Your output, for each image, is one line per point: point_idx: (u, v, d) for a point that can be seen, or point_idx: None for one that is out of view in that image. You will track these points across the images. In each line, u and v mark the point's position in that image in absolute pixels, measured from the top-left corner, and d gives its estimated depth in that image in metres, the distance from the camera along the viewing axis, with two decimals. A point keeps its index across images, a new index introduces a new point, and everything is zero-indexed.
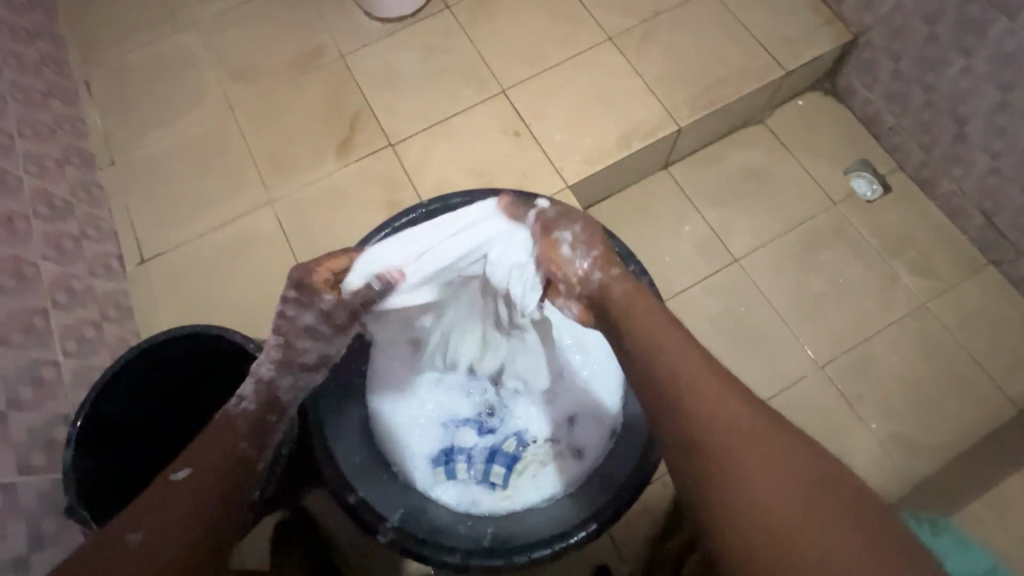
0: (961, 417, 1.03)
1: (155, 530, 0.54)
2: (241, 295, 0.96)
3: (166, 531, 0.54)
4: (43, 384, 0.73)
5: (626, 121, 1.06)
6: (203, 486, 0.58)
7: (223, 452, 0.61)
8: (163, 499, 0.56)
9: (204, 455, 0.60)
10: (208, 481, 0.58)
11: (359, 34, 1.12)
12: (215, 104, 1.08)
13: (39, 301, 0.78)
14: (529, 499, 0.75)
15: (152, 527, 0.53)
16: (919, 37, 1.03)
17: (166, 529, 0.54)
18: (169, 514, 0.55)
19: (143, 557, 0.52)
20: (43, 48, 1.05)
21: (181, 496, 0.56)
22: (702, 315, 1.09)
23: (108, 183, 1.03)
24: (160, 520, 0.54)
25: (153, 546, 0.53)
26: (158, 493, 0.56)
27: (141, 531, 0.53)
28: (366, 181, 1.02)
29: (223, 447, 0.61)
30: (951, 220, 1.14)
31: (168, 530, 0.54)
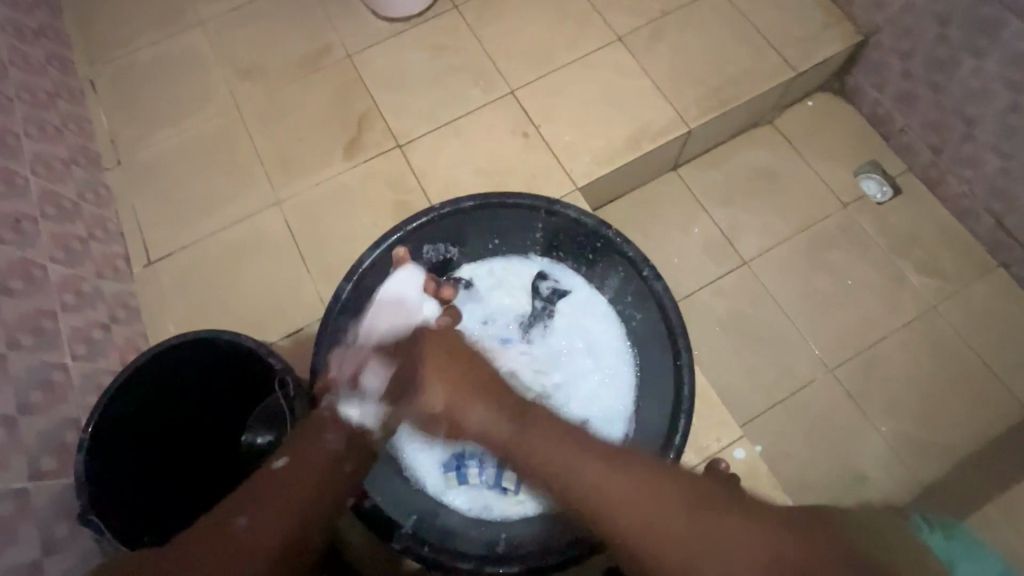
0: (969, 419, 1.03)
1: (257, 516, 0.52)
2: (249, 297, 0.95)
3: (267, 521, 0.52)
4: (52, 387, 0.72)
5: (635, 121, 1.05)
6: (306, 478, 0.57)
7: (321, 449, 0.60)
8: (264, 488, 0.55)
9: (304, 451, 0.59)
10: (308, 476, 0.57)
11: (367, 32, 1.11)
12: (222, 103, 1.07)
13: (48, 303, 0.77)
14: (541, 505, 0.74)
15: (257, 515, 0.52)
16: (930, 38, 1.02)
17: (269, 519, 0.53)
18: (270, 503, 0.54)
19: (247, 545, 0.51)
20: (48, 46, 1.04)
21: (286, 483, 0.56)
22: (711, 317, 1.09)
23: (115, 183, 1.02)
24: (263, 509, 0.53)
25: (257, 533, 0.51)
26: (266, 482, 0.55)
27: (244, 517, 0.52)
28: (374, 182, 1.01)
29: (322, 445, 0.61)
30: (960, 221, 1.13)
31: (270, 521, 0.52)
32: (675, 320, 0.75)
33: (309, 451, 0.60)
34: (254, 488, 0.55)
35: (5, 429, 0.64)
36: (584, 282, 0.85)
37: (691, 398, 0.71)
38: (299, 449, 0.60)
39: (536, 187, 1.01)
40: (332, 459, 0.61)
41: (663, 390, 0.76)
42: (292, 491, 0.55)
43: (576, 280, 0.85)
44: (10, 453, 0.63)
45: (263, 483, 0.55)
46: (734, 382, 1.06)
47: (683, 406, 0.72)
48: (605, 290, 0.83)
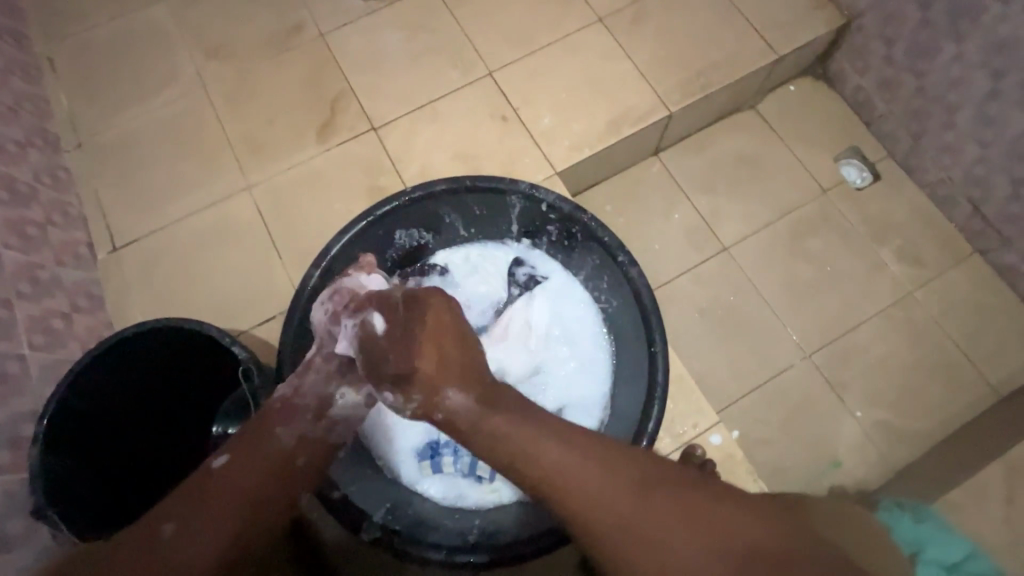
0: (942, 404, 1.04)
1: (187, 520, 0.49)
2: (218, 285, 0.93)
3: (199, 527, 0.49)
4: (7, 379, 0.70)
5: (616, 106, 1.03)
6: (247, 478, 0.53)
7: (269, 448, 0.56)
8: (196, 492, 0.51)
9: (248, 450, 0.55)
10: (248, 474, 0.54)
11: (340, 11, 1.07)
12: (188, 83, 1.03)
13: (1, 291, 0.74)
14: (516, 492, 0.73)
15: (185, 520, 0.49)
16: (913, 23, 1.02)
17: (201, 526, 0.49)
18: (202, 510, 0.50)
19: (175, 553, 0.47)
20: (1, 21, 0.99)
21: (225, 483, 0.52)
22: (691, 304, 1.08)
23: (75, 165, 0.98)
24: (195, 514, 0.49)
25: (186, 539, 0.48)
26: (202, 483, 0.52)
27: (172, 523, 0.48)
28: (348, 166, 0.98)
29: (267, 442, 0.57)
30: (938, 208, 1.14)
31: (203, 528, 0.49)
32: (650, 304, 0.74)
33: (255, 449, 0.56)
34: (187, 491, 0.51)
35: None
36: (561, 267, 0.82)
37: (665, 384, 0.71)
38: (242, 446, 0.56)
39: (515, 173, 0.99)
40: (283, 457, 0.57)
41: (638, 375, 0.76)
42: (227, 493, 0.51)
43: (553, 265, 0.83)
44: None
45: (196, 486, 0.52)
46: (713, 369, 1.06)
47: (657, 392, 0.72)
48: (581, 275, 0.82)
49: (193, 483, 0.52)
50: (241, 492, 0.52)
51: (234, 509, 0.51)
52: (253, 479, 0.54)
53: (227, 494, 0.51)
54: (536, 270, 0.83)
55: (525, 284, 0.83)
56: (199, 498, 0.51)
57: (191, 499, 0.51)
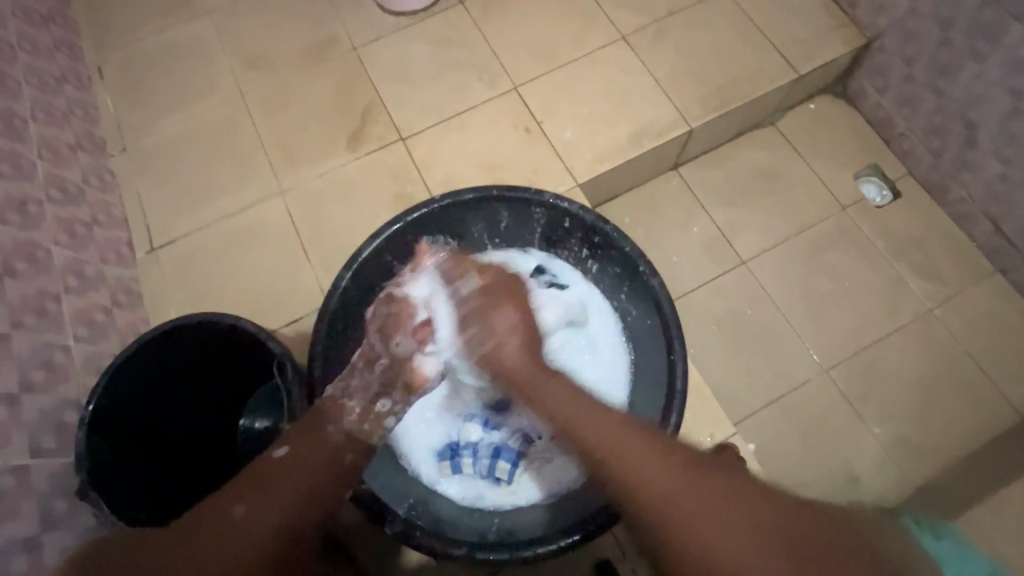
0: (963, 423, 1.03)
1: (253, 505, 0.55)
2: (251, 284, 0.96)
3: (264, 508, 0.55)
4: (54, 367, 0.73)
5: (637, 119, 1.06)
6: (304, 468, 0.59)
7: (321, 442, 0.62)
8: (261, 479, 0.58)
9: (304, 444, 0.61)
10: (299, 464, 0.59)
11: (372, 26, 1.12)
12: (228, 92, 1.08)
13: (50, 284, 0.78)
14: (534, 494, 0.76)
15: (253, 503, 0.55)
16: (933, 42, 1.03)
17: (265, 508, 0.55)
18: (267, 494, 0.56)
19: (244, 530, 0.53)
20: (56, 33, 1.05)
21: (281, 471, 0.59)
22: (709, 315, 1.09)
23: (120, 168, 1.03)
24: (258, 497, 0.56)
25: (253, 520, 0.54)
26: (264, 472, 0.58)
27: (242, 506, 0.55)
28: (377, 174, 1.02)
29: (317, 436, 0.62)
30: (958, 226, 1.14)
31: (264, 510, 0.55)
32: (671, 314, 0.74)
33: (308, 443, 0.61)
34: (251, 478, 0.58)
35: (7, 406, 0.65)
36: (582, 278, 0.86)
37: (684, 391, 0.71)
38: (300, 441, 0.62)
39: (537, 183, 1.01)
40: (332, 452, 0.62)
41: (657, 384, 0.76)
42: (289, 480, 0.58)
43: (573, 275, 0.86)
44: (10, 430, 0.64)
45: (257, 477, 0.58)
46: (730, 381, 1.06)
47: (676, 399, 0.71)
48: (602, 286, 0.85)
49: (257, 472, 0.58)
50: (298, 481, 0.58)
51: (292, 496, 0.57)
52: (308, 468, 0.60)
53: (287, 482, 0.58)
54: (557, 278, 0.87)
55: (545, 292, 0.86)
56: (263, 484, 0.57)
57: (256, 484, 0.57)
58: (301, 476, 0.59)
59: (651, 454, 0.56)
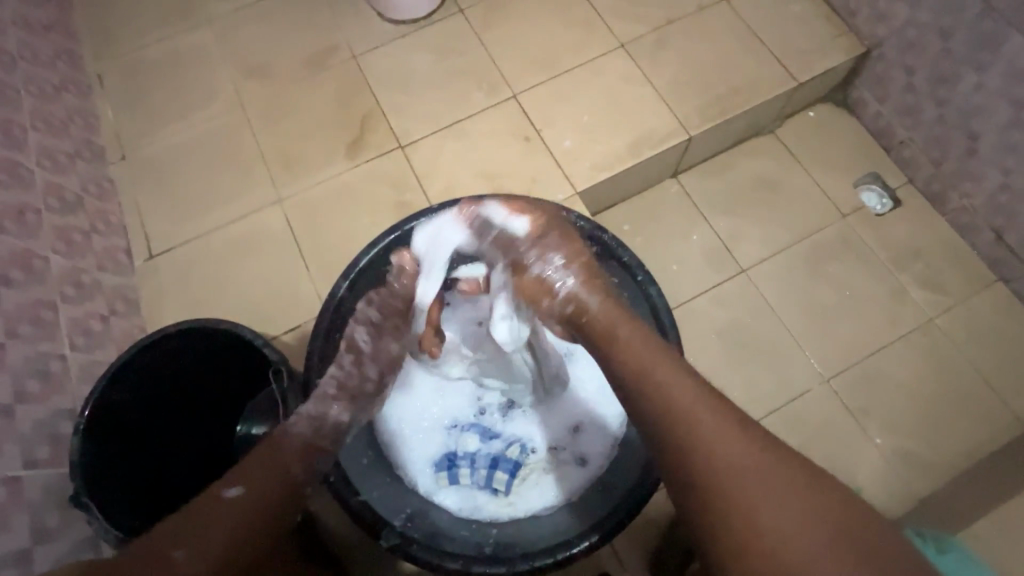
0: (966, 434, 1.03)
1: (195, 549, 0.51)
2: (249, 292, 0.96)
3: (208, 556, 0.51)
4: (49, 377, 0.73)
5: (636, 128, 1.06)
6: (255, 511, 0.55)
7: (279, 475, 0.59)
8: (206, 517, 0.53)
9: (254, 472, 0.58)
10: (253, 503, 0.56)
11: (373, 34, 1.12)
12: (227, 100, 1.08)
13: (45, 293, 0.78)
14: (531, 505, 0.75)
15: (198, 546, 0.51)
16: (933, 51, 1.03)
17: (214, 547, 0.52)
18: (209, 532, 0.52)
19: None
20: (57, 41, 1.05)
21: (230, 505, 0.54)
22: (708, 324, 1.09)
23: (119, 176, 1.03)
24: (205, 538, 0.52)
25: (200, 567, 0.50)
26: (208, 508, 0.54)
27: (185, 548, 0.51)
28: (376, 182, 1.02)
29: (278, 474, 0.59)
30: (960, 234, 1.13)
31: (213, 553, 0.52)
32: (670, 324, 0.75)
33: (263, 476, 0.58)
34: (192, 517, 0.53)
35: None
36: None
37: None
38: (248, 469, 0.58)
39: (537, 192, 1.01)
40: (289, 487, 0.59)
41: None
42: (236, 517, 0.54)
43: None
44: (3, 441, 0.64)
45: (204, 513, 0.53)
46: (731, 391, 1.05)
47: None
48: None
49: (202, 508, 0.53)
50: (249, 513, 0.55)
51: (241, 530, 0.54)
52: (256, 502, 0.56)
53: (239, 517, 0.54)
54: None
55: None
56: (206, 526, 0.52)
57: (198, 522, 0.53)
58: (252, 506, 0.55)
59: (729, 438, 0.52)
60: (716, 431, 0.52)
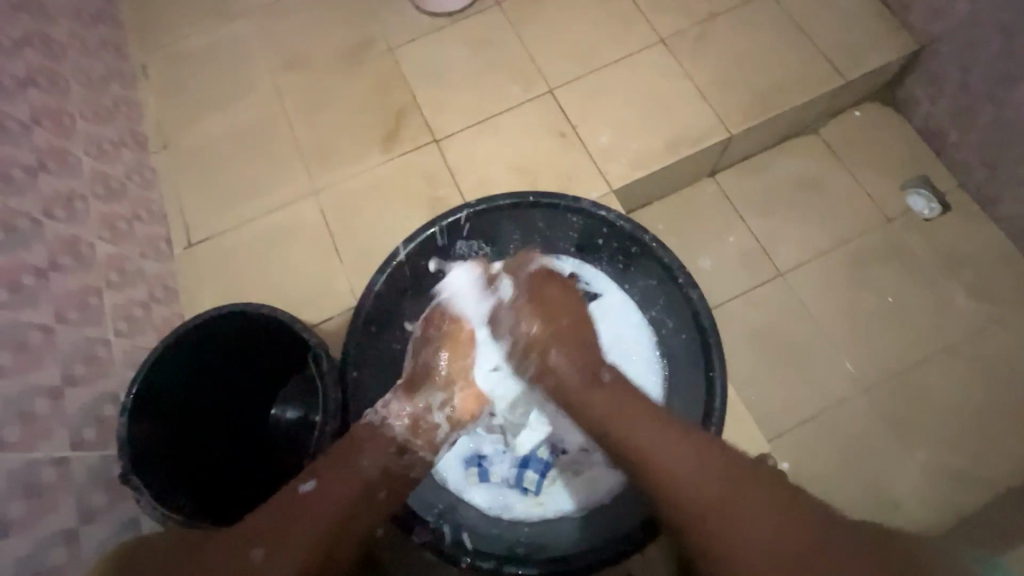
0: (1012, 451, 0.98)
1: (276, 547, 0.51)
2: (284, 282, 0.97)
3: (289, 554, 0.51)
4: (96, 362, 0.75)
5: (675, 126, 1.03)
6: (334, 507, 0.56)
7: (354, 476, 0.59)
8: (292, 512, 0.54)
9: (336, 476, 0.58)
10: (330, 499, 0.56)
11: (409, 26, 1.12)
12: (265, 91, 1.09)
13: (92, 280, 0.80)
14: (562, 506, 0.74)
15: (279, 544, 0.51)
16: (993, 50, 0.98)
17: (295, 548, 0.52)
18: (291, 532, 0.53)
19: (274, 575, 0.49)
20: (103, 31, 1.08)
21: (312, 509, 0.55)
22: (743, 328, 1.06)
23: (161, 165, 1.05)
24: (285, 539, 0.52)
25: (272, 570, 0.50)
26: (290, 507, 0.54)
27: (264, 548, 0.51)
28: (409, 175, 1.02)
29: (352, 475, 0.59)
30: (1013, 241, 1.08)
31: (289, 553, 0.51)
32: (708, 324, 0.74)
33: (339, 476, 0.58)
34: (276, 515, 0.54)
35: (50, 400, 0.66)
36: (617, 286, 0.82)
37: (722, 410, 0.70)
38: (331, 471, 0.59)
39: (571, 189, 1.00)
40: (364, 486, 0.59)
41: (691, 395, 0.75)
42: (323, 515, 0.55)
43: (608, 283, 0.82)
44: (52, 424, 0.65)
45: (286, 509, 0.54)
46: (764, 397, 1.03)
47: (713, 419, 0.72)
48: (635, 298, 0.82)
49: (283, 505, 0.54)
50: (331, 519, 0.55)
51: (320, 531, 0.54)
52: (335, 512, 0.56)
53: (318, 520, 0.54)
54: (591, 286, 0.83)
55: (578, 300, 0.83)
56: (285, 523, 0.53)
57: (284, 521, 0.53)
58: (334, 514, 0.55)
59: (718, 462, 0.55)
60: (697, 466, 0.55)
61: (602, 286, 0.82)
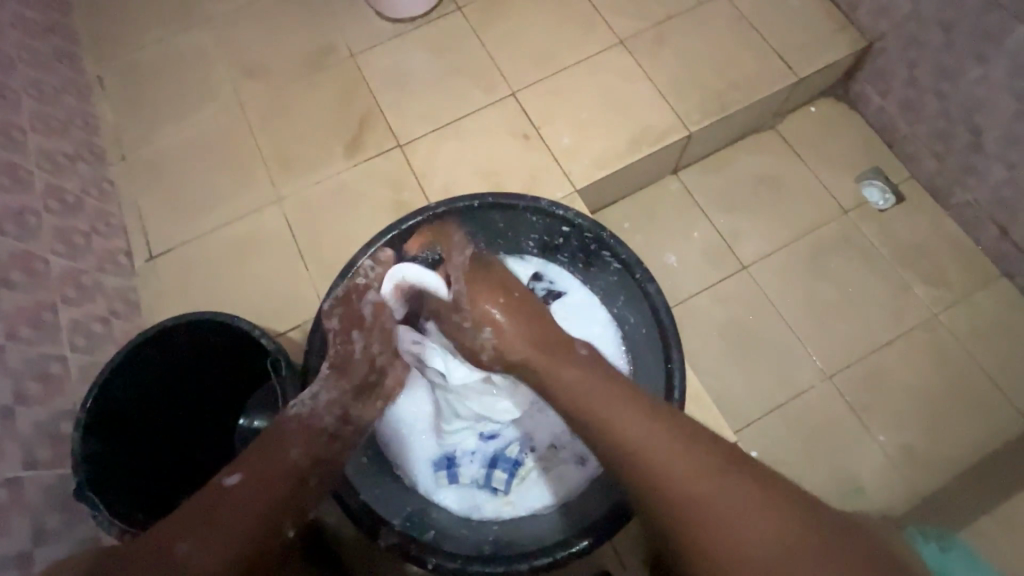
0: (969, 431, 1.02)
1: (197, 542, 0.53)
2: (248, 291, 0.96)
3: (211, 547, 0.53)
4: (50, 379, 0.73)
5: (636, 125, 1.05)
6: (256, 497, 0.57)
7: (282, 463, 0.61)
8: (213, 507, 0.56)
9: (259, 468, 0.60)
10: (251, 491, 0.58)
11: (371, 33, 1.12)
12: (226, 100, 1.08)
13: (46, 296, 0.78)
14: (531, 503, 0.75)
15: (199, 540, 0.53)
16: (936, 45, 1.02)
17: (215, 544, 0.53)
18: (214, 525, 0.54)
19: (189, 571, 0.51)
20: (56, 43, 1.06)
21: (232, 503, 0.56)
22: (709, 322, 1.08)
23: (119, 177, 1.03)
24: (205, 530, 0.54)
25: (195, 562, 0.52)
26: (212, 502, 0.56)
27: (186, 542, 0.53)
28: (374, 180, 1.02)
29: (277, 464, 0.61)
30: (964, 229, 1.12)
31: (211, 551, 0.53)
32: (669, 322, 0.74)
33: (265, 466, 0.60)
34: (197, 512, 0.55)
35: (1, 419, 0.65)
36: (579, 284, 0.86)
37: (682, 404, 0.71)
38: (254, 462, 0.60)
39: (536, 190, 1.01)
40: (295, 473, 0.61)
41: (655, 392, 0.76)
42: (247, 505, 0.57)
43: (571, 281, 0.86)
44: (3, 444, 0.64)
45: (208, 506, 0.56)
46: (731, 388, 1.05)
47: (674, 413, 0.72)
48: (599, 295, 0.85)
49: (202, 500, 0.56)
50: (256, 507, 0.57)
51: (243, 527, 0.55)
52: (257, 505, 0.57)
53: (241, 510, 0.56)
54: (554, 285, 0.86)
55: (542, 299, 0.86)
56: (207, 518, 0.55)
57: (205, 517, 0.55)
58: (252, 507, 0.57)
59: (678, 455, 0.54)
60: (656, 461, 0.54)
61: (565, 284, 0.86)
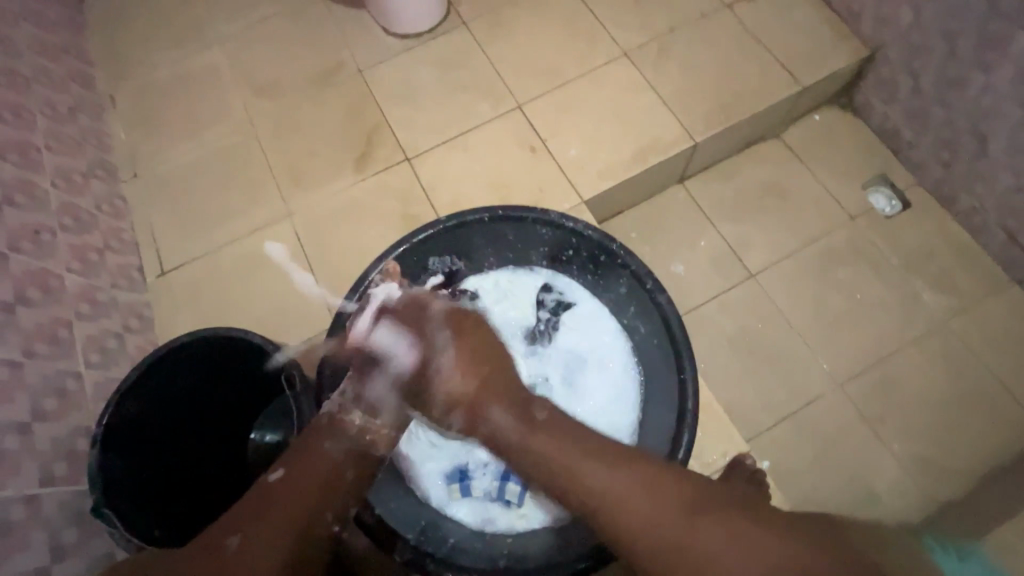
0: (983, 440, 1.01)
1: (249, 533, 0.52)
2: (260, 306, 0.97)
3: (263, 537, 0.52)
4: (66, 395, 0.74)
5: (642, 137, 1.06)
6: (301, 490, 0.57)
7: (320, 459, 0.60)
8: (261, 504, 0.55)
9: (299, 464, 0.59)
10: (296, 485, 0.57)
11: (379, 50, 1.14)
12: (236, 117, 1.10)
13: (62, 312, 0.79)
14: (547, 516, 0.74)
15: (250, 531, 0.52)
16: (939, 53, 1.02)
17: (264, 535, 0.52)
18: (264, 517, 0.54)
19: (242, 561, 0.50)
20: (71, 63, 1.08)
21: (279, 497, 0.55)
22: (718, 330, 1.08)
23: (131, 194, 1.05)
24: (254, 523, 0.53)
25: (249, 553, 0.51)
26: (261, 496, 0.56)
27: (238, 535, 0.52)
28: (383, 195, 1.03)
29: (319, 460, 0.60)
30: (972, 235, 1.12)
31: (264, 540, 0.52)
32: (679, 330, 0.76)
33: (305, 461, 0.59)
34: (247, 506, 0.55)
35: (18, 436, 0.65)
36: (589, 294, 0.84)
37: (695, 411, 0.73)
38: (295, 459, 0.60)
39: (544, 202, 1.01)
40: (333, 470, 0.60)
41: (666, 400, 0.77)
42: (295, 497, 0.56)
43: (582, 293, 0.84)
44: (22, 460, 0.64)
45: (255, 501, 0.55)
46: (742, 397, 1.04)
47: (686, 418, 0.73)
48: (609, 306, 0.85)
49: (251, 497, 0.56)
50: (299, 500, 0.56)
51: (292, 517, 0.55)
52: (301, 496, 0.56)
53: (287, 501, 0.55)
54: (564, 295, 0.85)
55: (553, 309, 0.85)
56: (257, 512, 0.54)
57: (253, 511, 0.54)
58: (297, 502, 0.56)
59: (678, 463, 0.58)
60: (644, 501, 0.55)
61: (574, 292, 0.84)
